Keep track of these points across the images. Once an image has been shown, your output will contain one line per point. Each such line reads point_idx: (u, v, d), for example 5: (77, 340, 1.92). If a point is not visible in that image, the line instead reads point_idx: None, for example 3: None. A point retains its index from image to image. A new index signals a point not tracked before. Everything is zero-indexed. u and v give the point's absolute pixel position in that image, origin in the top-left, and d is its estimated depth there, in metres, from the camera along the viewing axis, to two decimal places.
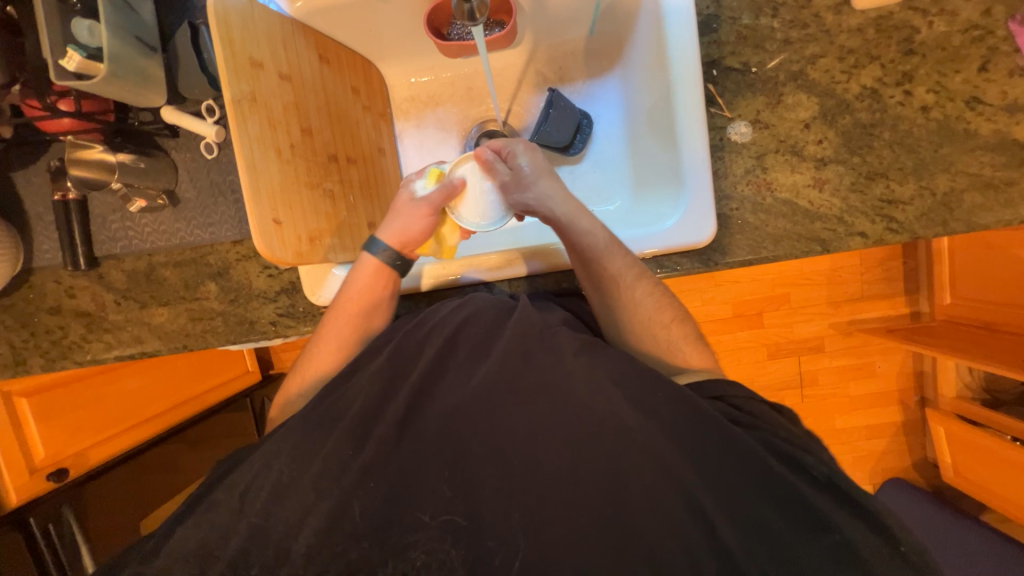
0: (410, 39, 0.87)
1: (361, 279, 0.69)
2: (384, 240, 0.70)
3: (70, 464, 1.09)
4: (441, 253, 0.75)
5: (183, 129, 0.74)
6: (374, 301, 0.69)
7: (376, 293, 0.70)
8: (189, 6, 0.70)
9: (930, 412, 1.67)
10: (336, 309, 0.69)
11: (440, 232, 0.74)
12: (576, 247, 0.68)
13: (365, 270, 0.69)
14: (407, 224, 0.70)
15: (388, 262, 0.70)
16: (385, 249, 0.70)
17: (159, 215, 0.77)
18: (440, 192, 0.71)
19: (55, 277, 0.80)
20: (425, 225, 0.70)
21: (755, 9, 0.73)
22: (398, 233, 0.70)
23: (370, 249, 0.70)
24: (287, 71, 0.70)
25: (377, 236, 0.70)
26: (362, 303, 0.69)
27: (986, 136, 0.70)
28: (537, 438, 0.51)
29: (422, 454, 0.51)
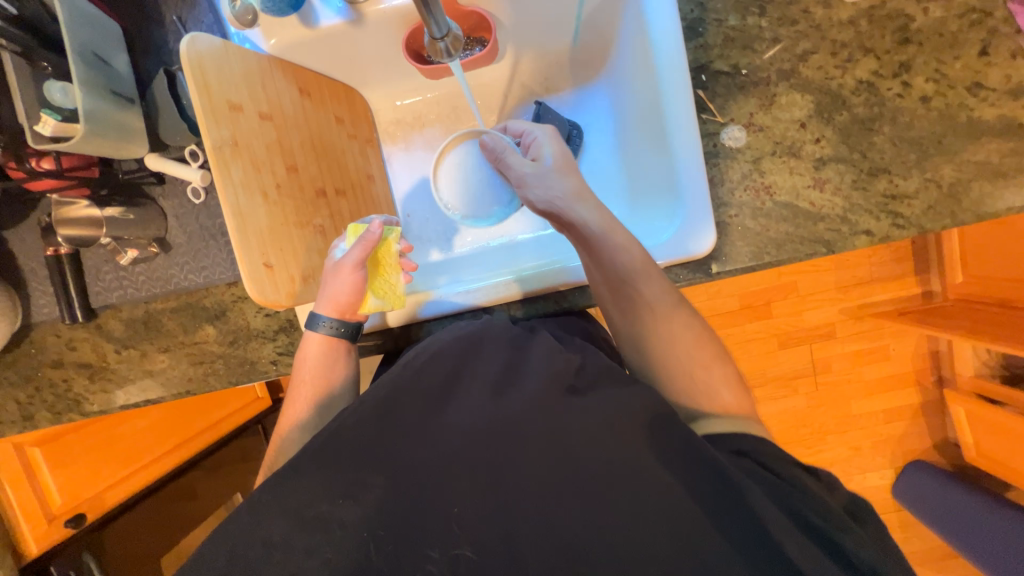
0: (390, 64, 0.86)
1: (310, 354, 0.71)
2: (323, 313, 0.70)
3: (87, 508, 1.10)
4: (385, 303, 0.73)
5: (169, 176, 0.73)
6: (330, 371, 0.71)
7: (330, 364, 0.71)
8: (168, 55, 0.70)
9: (949, 392, 1.67)
10: (292, 392, 0.70)
11: (376, 285, 0.72)
12: (610, 263, 0.65)
13: (312, 347, 0.71)
14: (335, 289, 0.69)
15: (333, 334, 0.71)
16: (325, 322, 0.71)
17: (152, 263, 0.76)
18: (360, 248, 0.69)
19: (55, 331, 0.80)
20: (351, 285, 0.69)
21: (741, 9, 0.71)
22: (331, 302, 0.70)
23: (310, 325, 0.71)
24: (268, 110, 0.69)
25: (316, 311, 0.71)
26: (319, 370, 0.70)
27: (991, 122, 0.68)
28: (583, 443, 0.51)
29: (473, 478, 0.51)
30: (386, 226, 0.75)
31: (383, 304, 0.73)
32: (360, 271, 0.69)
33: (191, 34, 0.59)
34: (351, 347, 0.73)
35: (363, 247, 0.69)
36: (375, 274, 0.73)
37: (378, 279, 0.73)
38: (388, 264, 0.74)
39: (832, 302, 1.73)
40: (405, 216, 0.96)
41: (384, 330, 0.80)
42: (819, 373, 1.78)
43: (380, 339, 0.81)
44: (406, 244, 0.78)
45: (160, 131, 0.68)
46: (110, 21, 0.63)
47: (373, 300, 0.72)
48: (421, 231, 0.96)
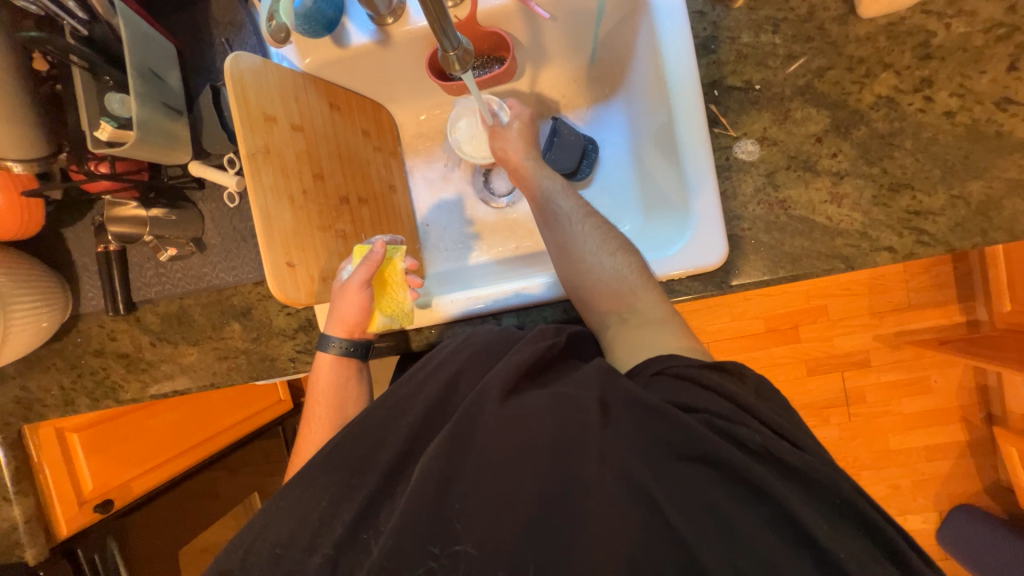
0: (415, 82, 0.91)
1: (324, 375, 0.74)
2: (333, 334, 0.75)
3: (114, 496, 1.15)
4: (390, 321, 0.75)
5: (208, 181, 0.79)
6: (344, 390, 0.74)
7: (343, 383, 0.75)
8: (214, 71, 0.77)
9: (999, 430, 1.54)
10: (310, 415, 0.73)
11: (381, 304, 0.75)
12: (536, 193, 0.77)
13: (325, 366, 0.75)
14: (343, 309, 0.73)
15: (343, 353, 0.75)
16: (335, 343, 0.74)
17: (188, 261, 0.82)
18: (364, 270, 0.72)
19: (99, 322, 0.86)
20: (356, 308, 0.72)
21: (754, 27, 0.72)
22: (340, 323, 0.74)
23: (322, 345, 0.75)
24: (299, 122, 0.75)
25: (327, 332, 0.75)
26: (333, 387, 0.74)
27: (1023, 138, 0.66)
28: (576, 450, 0.48)
29: (472, 473, 0.49)
30: (390, 246, 0.77)
31: (391, 322, 0.76)
32: (366, 292, 0.72)
33: (235, 54, 0.66)
34: (363, 366, 0.77)
35: (368, 268, 0.72)
36: (380, 293, 0.75)
37: (385, 297, 0.75)
38: (394, 282, 0.76)
39: (866, 327, 1.65)
40: (425, 226, 1.00)
41: (397, 331, 0.82)
42: (852, 403, 1.68)
43: (393, 342, 0.83)
44: (413, 262, 0.79)
45: (203, 140, 0.75)
46: (166, 42, 0.70)
47: (381, 318, 0.75)
48: (438, 240, 0.99)
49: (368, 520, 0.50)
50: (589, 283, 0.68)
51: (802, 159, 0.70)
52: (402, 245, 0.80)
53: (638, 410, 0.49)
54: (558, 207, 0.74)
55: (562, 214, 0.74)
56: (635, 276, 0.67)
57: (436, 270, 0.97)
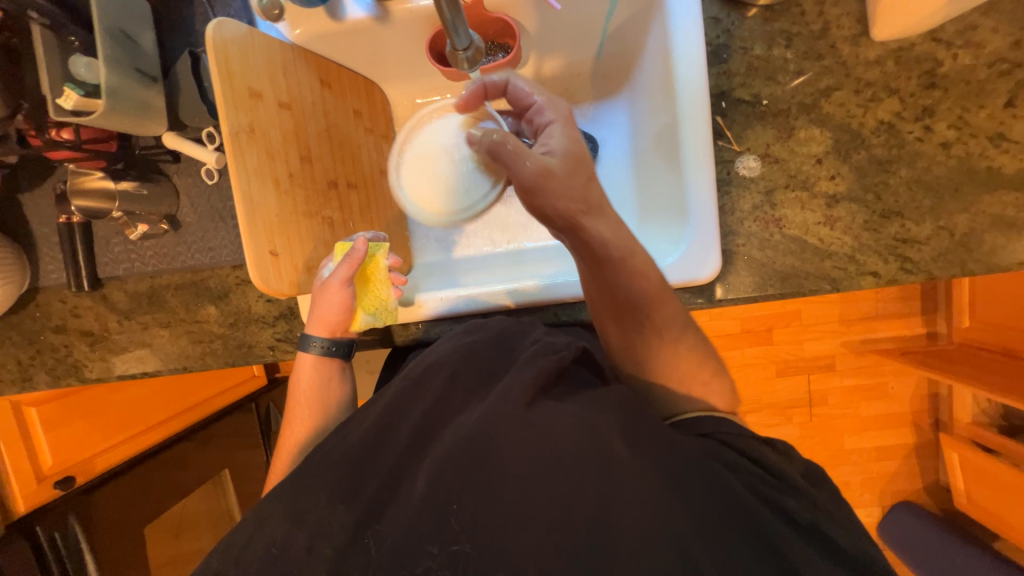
0: (412, 62, 0.86)
1: (305, 376, 0.73)
2: (314, 334, 0.72)
3: (76, 471, 1.12)
4: (374, 320, 0.73)
5: (184, 155, 0.74)
6: (326, 391, 0.73)
7: (324, 382, 0.73)
8: (193, 34, 0.71)
9: (944, 436, 1.66)
10: (290, 415, 0.71)
11: (363, 303, 0.73)
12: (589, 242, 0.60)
13: (304, 367, 0.73)
14: (323, 309, 0.71)
15: (325, 353, 0.73)
16: (317, 342, 0.72)
17: (161, 239, 0.77)
18: (345, 267, 0.69)
19: (60, 297, 0.81)
20: (338, 308, 0.70)
21: (767, 39, 0.70)
22: (322, 323, 0.71)
23: (303, 345, 0.73)
24: (287, 99, 0.70)
25: (308, 332, 0.73)
26: (314, 389, 0.72)
27: (1010, 175, 0.67)
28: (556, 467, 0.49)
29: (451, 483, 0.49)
30: (372, 243, 0.74)
31: (374, 320, 0.73)
32: (348, 289, 0.70)
33: (219, 20, 0.60)
34: (347, 365, 0.76)
35: (349, 266, 0.69)
36: (362, 291, 0.73)
37: (367, 295, 0.73)
38: (377, 280, 0.74)
39: (835, 334, 1.72)
40: None
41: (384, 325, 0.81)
42: (814, 404, 1.76)
43: (379, 335, 0.82)
44: (395, 258, 0.77)
45: (180, 110, 0.69)
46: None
47: (364, 317, 0.73)
48: (428, 230, 0.96)
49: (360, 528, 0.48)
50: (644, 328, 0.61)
51: (800, 179, 0.71)
52: (384, 241, 0.78)
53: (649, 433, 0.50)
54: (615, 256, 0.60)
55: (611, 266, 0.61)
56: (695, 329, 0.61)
57: (424, 261, 0.95)
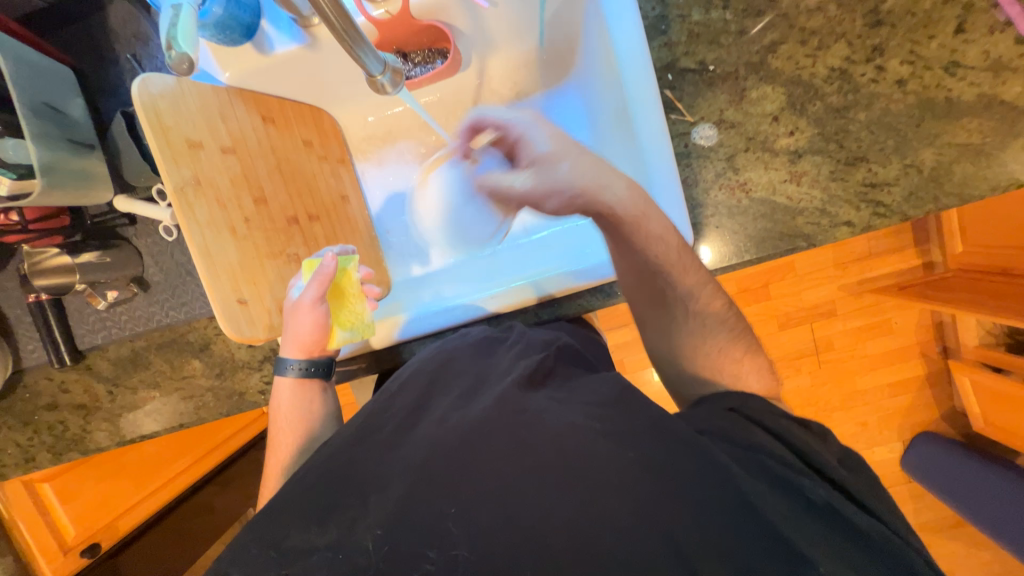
0: (355, 84, 0.84)
1: (284, 401, 0.69)
2: (291, 356, 0.69)
3: (103, 537, 1.17)
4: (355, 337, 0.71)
5: (140, 216, 0.73)
6: (308, 414, 0.69)
7: (307, 404, 0.70)
8: (124, 92, 0.69)
9: (954, 363, 1.65)
10: (273, 441, 0.68)
11: (340, 318, 0.70)
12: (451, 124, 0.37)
13: (284, 390, 0.69)
14: (298, 328, 0.67)
15: (303, 375, 0.69)
16: (294, 365, 0.69)
17: (133, 303, 0.76)
18: (316, 284, 0.66)
19: (47, 374, 0.81)
20: (313, 327, 0.67)
21: (703, 2, 0.69)
22: (296, 342, 0.68)
23: (280, 369, 0.69)
24: (230, 144, 0.69)
25: (283, 354, 0.69)
26: (290, 419, 0.68)
27: (970, 102, 0.66)
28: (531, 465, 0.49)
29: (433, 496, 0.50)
30: (342, 257, 0.71)
31: (353, 335, 0.71)
32: (321, 306, 0.67)
33: (142, 76, 0.59)
34: (327, 386, 0.71)
35: (319, 283, 0.66)
36: (338, 308, 0.71)
37: (342, 310, 0.71)
38: (351, 294, 0.72)
39: (831, 279, 1.71)
40: (385, 233, 0.95)
41: (370, 351, 0.81)
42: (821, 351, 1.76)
43: (366, 362, 0.82)
44: (367, 271, 0.75)
45: (125, 172, 0.68)
46: (59, 67, 0.62)
47: (341, 333, 0.70)
48: (401, 248, 0.95)
49: (341, 539, 0.47)
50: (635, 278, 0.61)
51: (759, 139, 0.69)
52: (354, 253, 0.74)
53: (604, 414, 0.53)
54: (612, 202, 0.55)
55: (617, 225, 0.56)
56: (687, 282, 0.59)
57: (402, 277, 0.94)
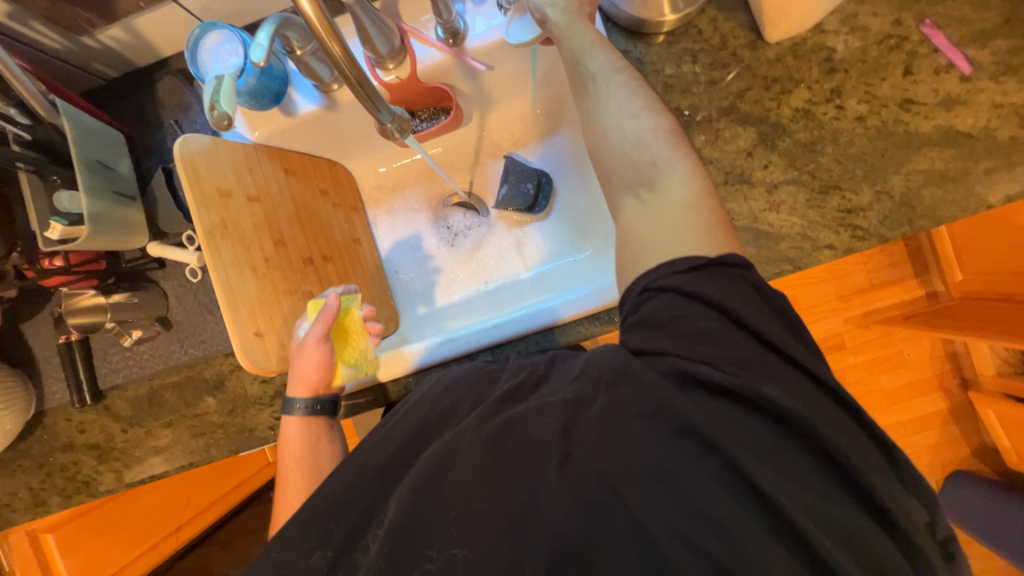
0: (367, 139, 0.94)
1: (292, 439, 0.71)
2: (296, 395, 0.71)
3: None
4: (356, 372, 0.75)
5: (168, 260, 0.79)
6: (316, 448, 0.71)
7: (314, 442, 0.72)
8: (164, 152, 0.78)
9: (974, 394, 1.61)
10: (284, 479, 0.70)
11: (343, 356, 0.74)
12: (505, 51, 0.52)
13: (292, 429, 0.71)
14: (304, 367, 0.70)
15: (310, 413, 0.72)
16: (300, 404, 0.71)
17: (155, 342, 0.81)
18: (322, 323, 0.69)
19: (66, 415, 0.83)
20: (319, 366, 0.70)
21: (675, 59, 0.78)
22: (303, 382, 0.70)
23: (286, 410, 0.72)
24: (255, 192, 0.76)
25: (289, 395, 0.72)
26: (299, 456, 0.70)
27: (928, 133, 0.72)
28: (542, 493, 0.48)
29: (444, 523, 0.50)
30: (344, 296, 0.75)
31: (356, 371, 0.75)
32: (326, 346, 0.70)
33: (184, 136, 0.67)
34: (333, 422, 0.74)
35: (324, 322, 0.69)
36: (341, 346, 0.74)
37: (346, 347, 0.75)
38: (353, 331, 0.75)
39: (835, 312, 1.72)
40: (393, 272, 1.01)
41: (377, 385, 0.83)
42: None
43: (373, 396, 0.84)
44: (368, 307, 0.78)
45: (159, 220, 0.75)
46: (114, 132, 0.71)
47: (344, 369, 0.74)
48: (409, 286, 1.00)
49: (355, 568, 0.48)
50: (610, 155, 0.60)
51: (737, 173, 0.75)
52: (356, 291, 0.78)
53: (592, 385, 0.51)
54: (586, 68, 0.64)
55: (590, 76, 0.63)
56: (660, 144, 0.57)
57: (409, 313, 0.99)
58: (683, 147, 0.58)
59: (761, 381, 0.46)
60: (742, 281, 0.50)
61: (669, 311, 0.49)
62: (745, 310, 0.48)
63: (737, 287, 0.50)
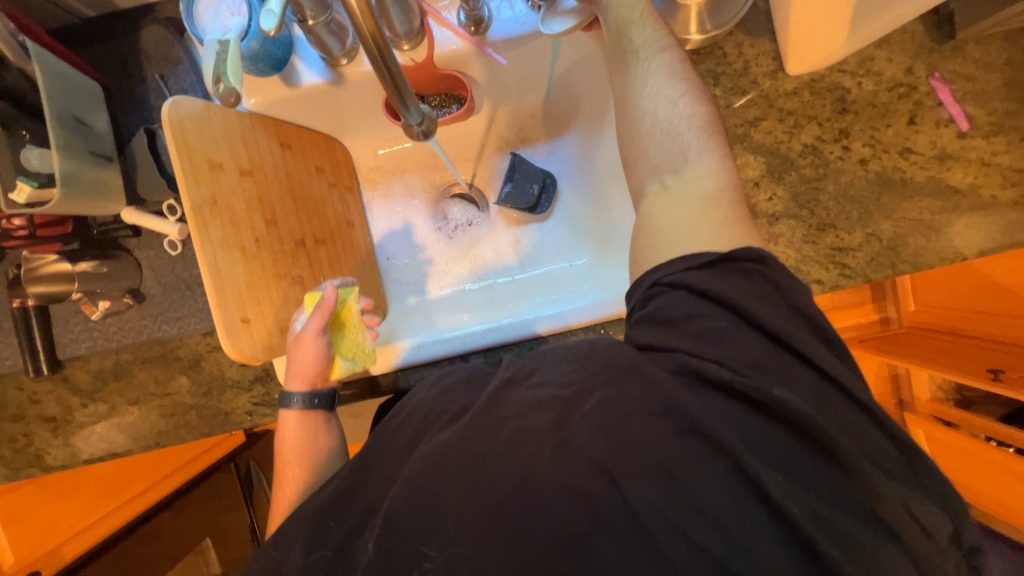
0: (370, 118, 0.89)
1: (289, 434, 0.70)
2: (293, 390, 0.70)
3: (42, 565, 1.07)
4: (355, 365, 0.72)
5: (144, 228, 0.73)
6: (313, 443, 0.70)
7: (311, 436, 0.71)
8: (145, 109, 0.71)
9: (909, 415, 1.76)
10: (280, 475, 0.68)
11: (341, 349, 0.72)
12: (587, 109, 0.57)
13: (289, 423, 0.71)
14: (300, 362, 0.68)
15: (307, 406, 0.70)
16: (297, 399, 0.70)
17: (124, 315, 0.75)
18: (318, 315, 0.68)
19: (17, 384, 0.77)
20: (316, 360, 0.68)
21: (697, 78, 0.77)
22: (300, 375, 0.69)
23: (284, 404, 0.71)
24: (248, 166, 0.71)
25: (286, 389, 0.70)
26: (297, 448, 0.69)
27: (921, 183, 0.75)
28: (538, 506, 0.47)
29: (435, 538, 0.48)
30: (342, 289, 0.73)
31: (354, 365, 0.73)
32: (323, 339, 0.69)
33: (173, 98, 0.61)
34: (331, 416, 0.73)
35: (321, 314, 0.68)
36: (339, 339, 0.72)
37: (344, 341, 0.73)
38: (350, 325, 0.73)
39: None
40: (386, 260, 0.98)
41: (364, 376, 0.81)
42: None
43: (359, 387, 0.82)
44: (367, 300, 0.77)
45: (138, 186, 0.69)
46: (91, 84, 0.64)
47: (342, 364, 0.71)
48: (401, 275, 0.97)
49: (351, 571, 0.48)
50: (643, 139, 0.63)
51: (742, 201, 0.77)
52: (355, 285, 0.77)
53: (597, 380, 0.52)
54: (629, 42, 0.66)
55: (632, 50, 0.65)
56: (692, 133, 0.60)
57: (399, 304, 0.96)
58: (714, 139, 0.61)
59: (778, 390, 0.48)
60: (757, 278, 0.52)
61: (679, 310, 0.52)
62: (759, 309, 0.50)
63: (754, 284, 0.52)
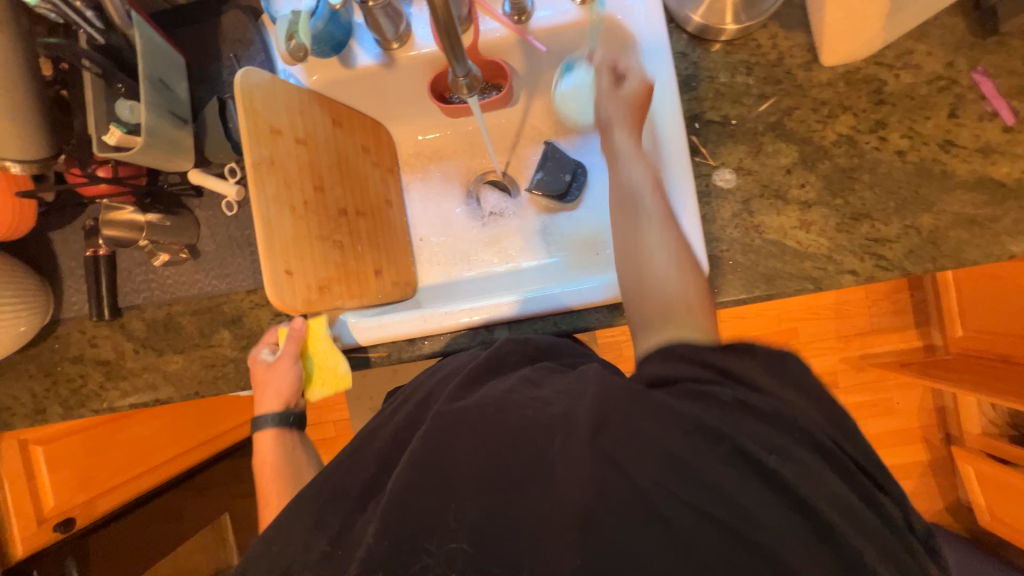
0: (416, 103, 0.95)
1: (266, 454, 0.72)
2: (266, 413, 0.74)
3: (77, 513, 1.13)
4: (326, 387, 0.78)
5: (207, 190, 0.80)
6: (292, 460, 0.72)
7: (289, 453, 0.73)
8: (219, 82, 0.79)
9: (957, 449, 1.63)
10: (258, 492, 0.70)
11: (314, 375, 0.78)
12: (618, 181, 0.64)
13: (265, 443, 0.73)
14: (277, 384, 0.75)
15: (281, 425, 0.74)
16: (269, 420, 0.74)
17: (181, 267, 0.82)
18: (291, 342, 0.76)
19: (80, 328, 0.84)
20: (291, 382, 0.75)
21: (730, 68, 0.79)
22: (274, 398, 0.74)
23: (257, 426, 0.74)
24: (303, 136, 0.77)
25: (259, 414, 0.74)
26: (277, 465, 0.71)
27: (964, 176, 0.74)
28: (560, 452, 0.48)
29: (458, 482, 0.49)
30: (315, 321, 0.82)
31: (325, 389, 0.78)
32: (296, 363, 0.76)
33: (245, 68, 0.68)
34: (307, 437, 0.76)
35: (293, 340, 0.76)
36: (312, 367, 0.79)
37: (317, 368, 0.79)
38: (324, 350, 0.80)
39: (834, 349, 1.75)
40: (419, 240, 1.02)
41: (391, 342, 0.84)
42: None
43: (386, 353, 0.85)
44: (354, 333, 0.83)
45: (205, 148, 0.76)
46: (176, 55, 0.72)
47: (315, 388, 0.78)
48: (432, 256, 1.01)
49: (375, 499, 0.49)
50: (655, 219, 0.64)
51: (775, 188, 0.77)
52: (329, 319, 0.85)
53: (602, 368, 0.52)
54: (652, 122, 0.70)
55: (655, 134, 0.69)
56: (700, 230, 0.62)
57: (427, 282, 1.00)
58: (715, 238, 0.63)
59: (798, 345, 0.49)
60: None
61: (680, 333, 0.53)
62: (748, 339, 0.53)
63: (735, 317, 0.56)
